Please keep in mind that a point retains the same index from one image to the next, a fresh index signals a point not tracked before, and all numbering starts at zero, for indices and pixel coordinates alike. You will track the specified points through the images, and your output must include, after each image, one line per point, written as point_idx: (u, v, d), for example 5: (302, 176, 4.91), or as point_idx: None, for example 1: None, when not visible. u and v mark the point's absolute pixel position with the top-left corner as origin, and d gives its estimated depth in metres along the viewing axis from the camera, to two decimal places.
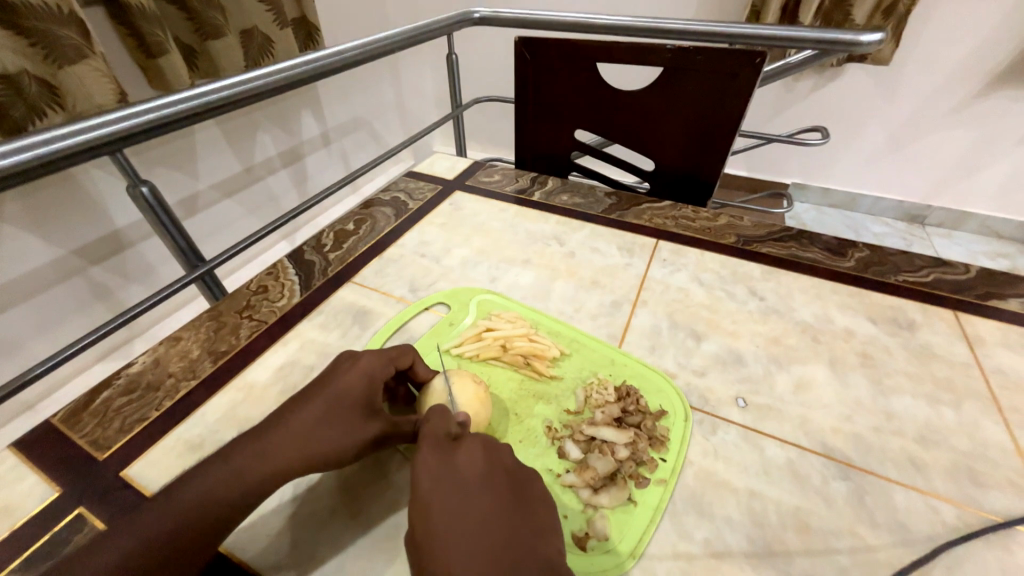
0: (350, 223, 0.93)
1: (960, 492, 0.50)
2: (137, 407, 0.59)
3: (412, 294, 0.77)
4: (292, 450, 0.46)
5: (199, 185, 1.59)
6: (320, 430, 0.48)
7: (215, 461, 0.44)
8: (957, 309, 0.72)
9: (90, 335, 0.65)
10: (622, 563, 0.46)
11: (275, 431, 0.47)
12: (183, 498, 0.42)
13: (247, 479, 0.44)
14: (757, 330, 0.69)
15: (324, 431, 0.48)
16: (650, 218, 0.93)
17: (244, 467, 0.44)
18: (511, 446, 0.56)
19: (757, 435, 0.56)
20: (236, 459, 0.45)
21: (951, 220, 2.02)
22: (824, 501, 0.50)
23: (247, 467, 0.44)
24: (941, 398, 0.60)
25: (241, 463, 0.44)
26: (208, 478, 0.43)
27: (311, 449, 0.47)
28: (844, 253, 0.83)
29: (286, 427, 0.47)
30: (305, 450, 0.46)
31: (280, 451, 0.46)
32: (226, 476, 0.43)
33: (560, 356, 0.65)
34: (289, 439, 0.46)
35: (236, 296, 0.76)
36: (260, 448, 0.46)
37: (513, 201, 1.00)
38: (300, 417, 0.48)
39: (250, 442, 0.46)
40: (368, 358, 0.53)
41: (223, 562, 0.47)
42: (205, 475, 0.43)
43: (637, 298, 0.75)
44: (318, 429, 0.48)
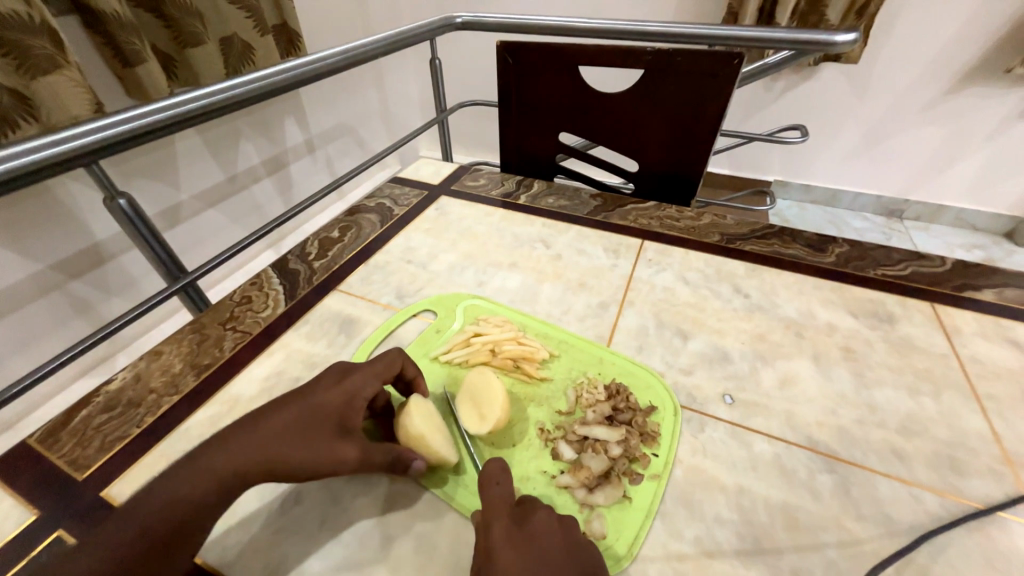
0: (334, 230, 0.93)
1: (941, 480, 0.51)
2: (118, 425, 0.58)
3: (399, 301, 0.77)
4: (267, 462, 0.45)
5: (180, 195, 1.56)
6: (296, 440, 0.47)
7: (188, 462, 0.44)
8: (933, 300, 0.75)
9: (67, 352, 0.63)
10: (620, 559, 0.46)
11: (247, 437, 0.46)
12: (156, 497, 0.41)
13: (219, 480, 0.43)
14: (743, 327, 0.70)
15: (297, 439, 0.47)
16: (635, 219, 0.94)
17: (215, 469, 0.43)
18: (505, 449, 0.55)
19: (744, 431, 0.56)
20: (212, 460, 0.44)
21: (928, 213, 2.07)
22: (811, 494, 0.50)
23: (219, 467, 0.43)
24: (921, 388, 0.61)
25: (214, 463, 0.43)
26: (173, 486, 0.42)
27: (283, 455, 0.45)
28: (824, 249, 0.85)
29: (259, 436, 0.46)
30: (277, 454, 0.45)
31: (253, 454, 0.45)
32: (200, 477, 0.43)
33: (549, 357, 0.65)
34: (260, 449, 0.45)
35: (220, 307, 0.74)
36: (234, 449, 0.45)
37: (500, 204, 1.00)
38: (273, 425, 0.47)
39: (225, 443, 0.45)
40: (353, 373, 0.53)
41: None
42: (178, 478, 0.42)
43: (624, 299, 0.76)
44: (293, 437, 0.47)
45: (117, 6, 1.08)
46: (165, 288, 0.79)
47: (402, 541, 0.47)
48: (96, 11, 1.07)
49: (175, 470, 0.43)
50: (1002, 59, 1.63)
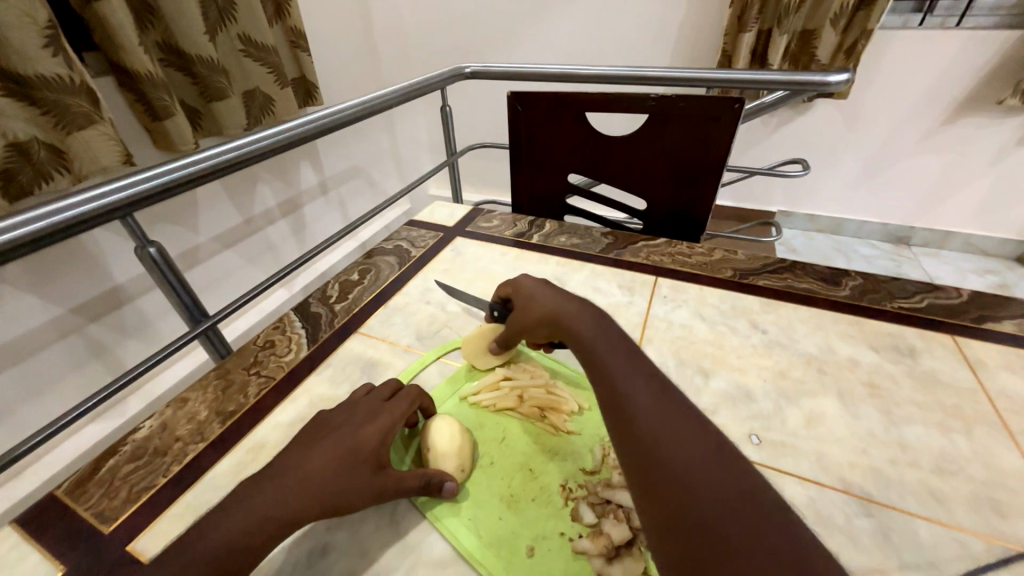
0: (354, 273, 0.96)
1: (986, 523, 0.50)
2: (144, 474, 0.58)
3: (419, 343, 0.78)
4: (309, 503, 0.45)
5: (199, 238, 1.62)
6: (330, 481, 0.46)
7: (228, 508, 0.44)
8: (953, 332, 0.75)
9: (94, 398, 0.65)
10: None
11: (287, 479, 0.46)
12: (200, 547, 0.41)
13: (266, 524, 0.43)
14: (762, 364, 0.70)
15: (336, 478, 0.47)
16: (647, 256, 0.96)
17: (260, 514, 0.43)
18: (522, 504, 0.53)
19: (774, 473, 0.55)
20: (253, 503, 0.44)
21: (935, 240, 2.08)
22: (850, 541, 0.49)
23: (262, 510, 0.43)
24: (952, 426, 0.60)
25: (257, 505, 0.44)
26: (218, 528, 0.42)
27: (324, 495, 0.46)
28: (838, 283, 0.86)
29: (293, 477, 0.46)
30: (319, 495, 0.45)
31: (295, 496, 0.45)
32: (244, 522, 0.43)
33: (578, 409, 0.64)
34: (294, 494, 0.45)
35: (244, 353, 0.76)
36: (275, 490, 0.45)
37: (513, 244, 1.03)
38: (311, 465, 0.47)
39: (265, 485, 0.45)
40: (382, 411, 0.54)
41: None
42: (222, 523, 0.42)
43: (641, 337, 0.76)
44: (330, 476, 0.47)
45: (150, 67, 1.16)
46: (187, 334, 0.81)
47: None
48: (132, 72, 1.15)
49: (211, 518, 0.43)
50: (992, 91, 1.69)
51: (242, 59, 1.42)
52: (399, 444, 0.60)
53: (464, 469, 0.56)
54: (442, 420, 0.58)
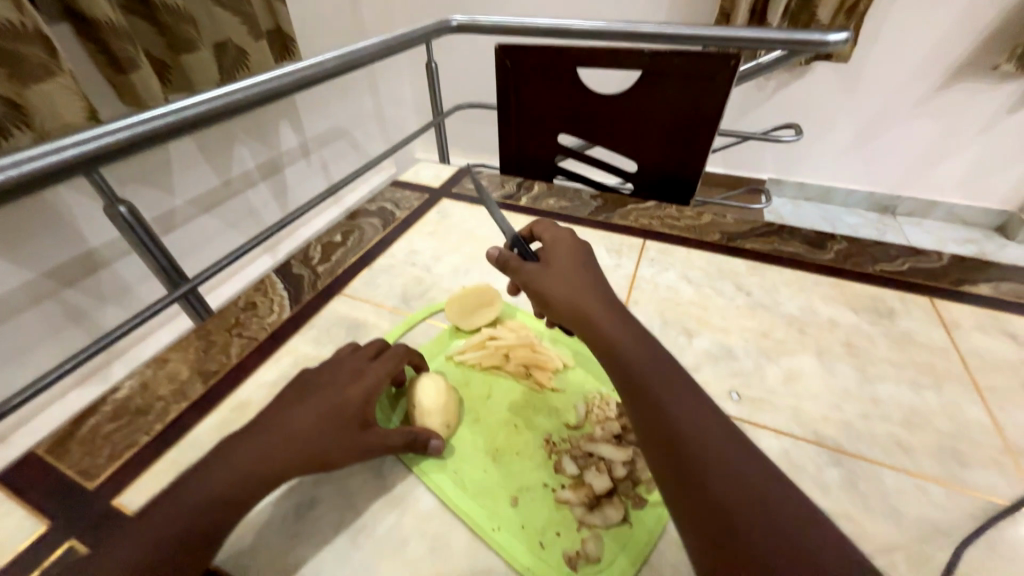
0: (337, 235, 0.93)
1: (948, 471, 0.52)
2: (126, 432, 0.58)
3: (404, 304, 0.77)
4: (291, 461, 0.45)
5: (175, 201, 1.56)
6: (315, 440, 0.46)
7: (210, 463, 0.44)
8: (931, 294, 0.76)
9: (73, 358, 0.64)
10: None
11: (268, 436, 0.45)
12: (182, 500, 0.41)
13: (248, 480, 0.43)
14: (745, 324, 0.71)
15: (319, 436, 0.47)
16: (636, 219, 0.95)
17: (242, 470, 0.43)
18: (507, 457, 0.54)
19: (752, 427, 0.57)
20: (233, 460, 0.44)
21: (920, 209, 2.10)
22: (820, 488, 0.51)
23: (244, 466, 0.43)
24: (923, 382, 0.62)
25: (239, 461, 0.44)
26: (200, 484, 0.42)
27: (306, 453, 0.46)
28: (823, 247, 0.86)
29: (276, 435, 0.46)
30: (301, 453, 0.45)
31: (276, 453, 0.45)
32: (225, 478, 0.43)
33: (563, 367, 0.64)
34: (278, 452, 0.45)
35: (226, 314, 0.75)
36: (257, 446, 0.45)
37: (500, 206, 1.01)
38: (292, 422, 0.47)
39: (246, 442, 0.45)
40: (368, 370, 0.53)
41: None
42: (204, 478, 0.42)
43: (628, 298, 0.76)
44: (312, 433, 0.46)
45: (110, 13, 1.07)
46: (166, 296, 0.80)
47: (416, 543, 0.47)
48: (88, 18, 1.06)
49: (193, 473, 0.43)
50: (988, 56, 1.66)
51: (211, 8, 1.32)
52: (385, 401, 0.59)
53: (450, 425, 0.56)
54: (428, 377, 0.57)
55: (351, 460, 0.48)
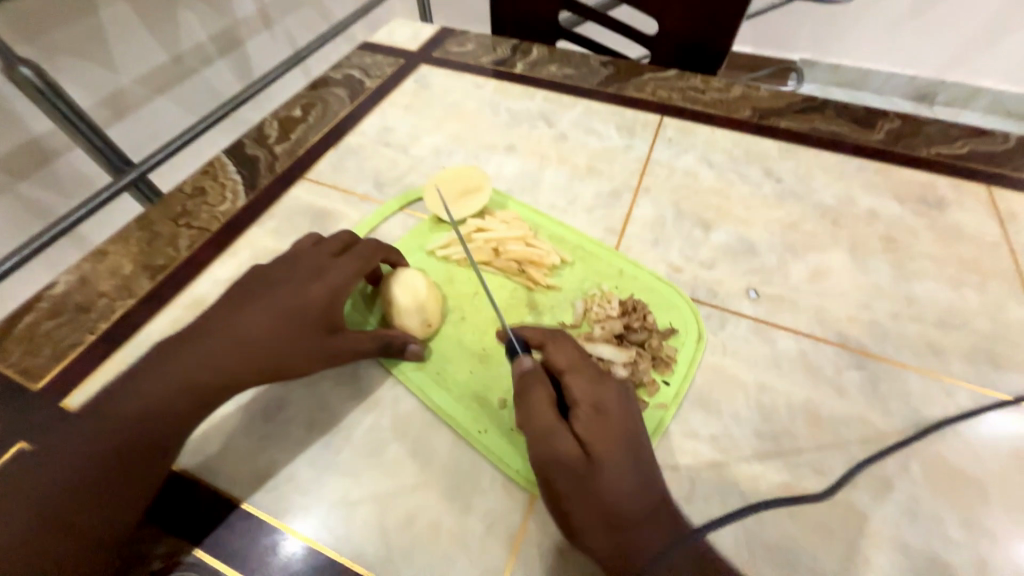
0: (296, 108, 0.77)
1: (977, 374, 0.48)
2: (69, 332, 0.51)
3: (378, 191, 0.66)
4: (246, 366, 0.40)
5: (122, 79, 1.23)
6: (268, 343, 0.40)
7: (156, 366, 0.39)
8: (991, 181, 0.65)
9: (18, 254, 0.60)
10: None
11: (219, 340, 0.40)
12: (127, 406, 0.37)
13: (198, 386, 0.38)
14: (772, 216, 0.62)
15: (276, 340, 0.40)
16: (653, 91, 0.79)
17: (191, 376, 0.38)
18: (496, 359, 0.49)
19: (768, 328, 0.51)
20: (181, 364, 0.39)
21: (963, 96, 1.60)
22: (836, 391, 0.47)
23: (192, 371, 0.38)
24: (965, 280, 0.55)
25: (187, 366, 0.39)
26: (143, 389, 0.37)
27: (263, 358, 0.40)
28: (872, 125, 0.72)
29: (223, 339, 0.40)
30: (257, 358, 0.40)
31: (228, 358, 0.39)
32: (172, 384, 0.38)
33: (560, 263, 0.56)
34: (226, 356, 0.39)
35: (169, 200, 0.63)
36: (207, 350, 0.39)
37: (492, 74, 0.83)
38: (245, 325, 0.40)
39: (194, 345, 0.40)
40: (330, 265, 0.45)
41: (180, 481, 0.41)
42: (148, 383, 0.38)
43: (639, 185, 0.66)
44: (268, 336, 0.40)
45: None
46: (111, 183, 0.70)
47: (397, 446, 0.44)
48: None
49: (139, 377, 0.38)
50: None
51: None
52: (359, 302, 0.52)
53: (432, 324, 0.49)
54: (406, 273, 0.50)
55: (315, 367, 0.42)
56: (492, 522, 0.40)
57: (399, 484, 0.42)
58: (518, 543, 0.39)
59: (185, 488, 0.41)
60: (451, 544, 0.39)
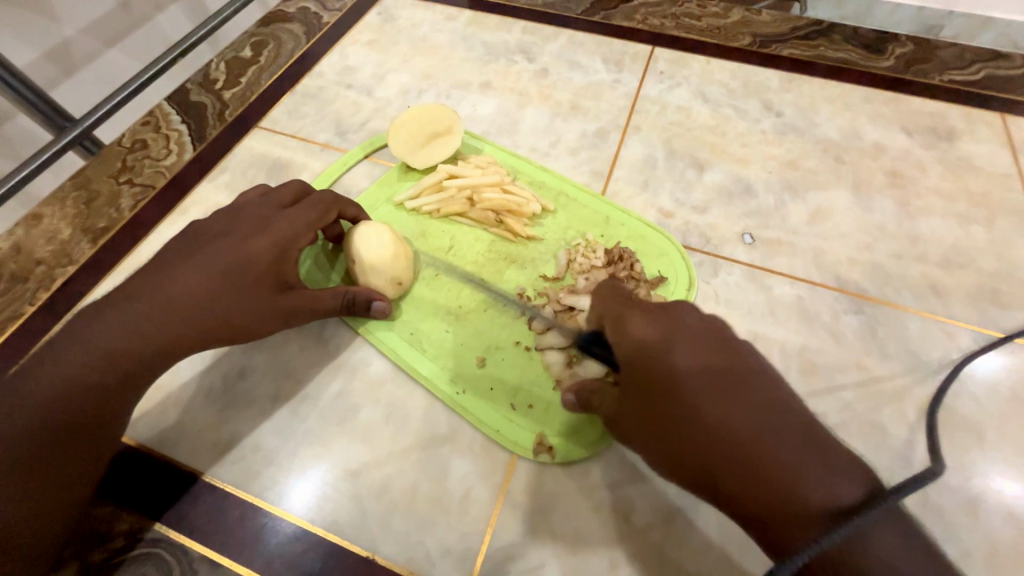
0: (246, 47, 0.69)
1: (980, 315, 0.45)
2: (6, 303, 0.47)
3: (340, 139, 0.60)
4: (188, 330, 0.36)
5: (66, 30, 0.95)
6: (209, 307, 0.36)
7: (77, 334, 0.34)
8: (1006, 111, 0.60)
9: None
10: (592, 444, 0.39)
11: (151, 303, 0.36)
12: (43, 379, 0.33)
13: (133, 353, 0.35)
14: (771, 154, 0.57)
15: (221, 302, 0.37)
16: (644, 18, 0.71)
17: (121, 344, 0.34)
18: (473, 315, 0.46)
19: (763, 274, 0.48)
20: (108, 330, 0.34)
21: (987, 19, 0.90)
22: (832, 337, 0.44)
23: (123, 338, 0.34)
24: (974, 217, 0.51)
25: (116, 332, 0.34)
26: (64, 359, 0.33)
27: (207, 322, 0.36)
28: (881, 50, 0.66)
29: (157, 301, 0.36)
30: (200, 322, 0.36)
31: (164, 322, 0.35)
32: (100, 352, 0.34)
33: (541, 212, 0.51)
34: (159, 323, 0.35)
35: (107, 155, 0.57)
36: (138, 313, 0.35)
37: (464, 4, 0.74)
38: (181, 286, 0.36)
39: (123, 309, 0.35)
40: (275, 219, 0.40)
41: (136, 454, 0.39)
42: (70, 353, 0.33)
43: (627, 125, 0.60)
44: (210, 298, 0.36)
45: None
46: (51, 142, 0.62)
47: (370, 411, 0.41)
48: None
49: (58, 346, 0.34)
50: None
51: None
52: (320, 259, 0.48)
53: (402, 282, 0.45)
54: (368, 226, 0.44)
55: (269, 328, 0.39)
56: (471, 483, 0.38)
57: (373, 449, 0.40)
58: (499, 503, 0.38)
59: (140, 461, 0.39)
60: (429, 507, 0.38)
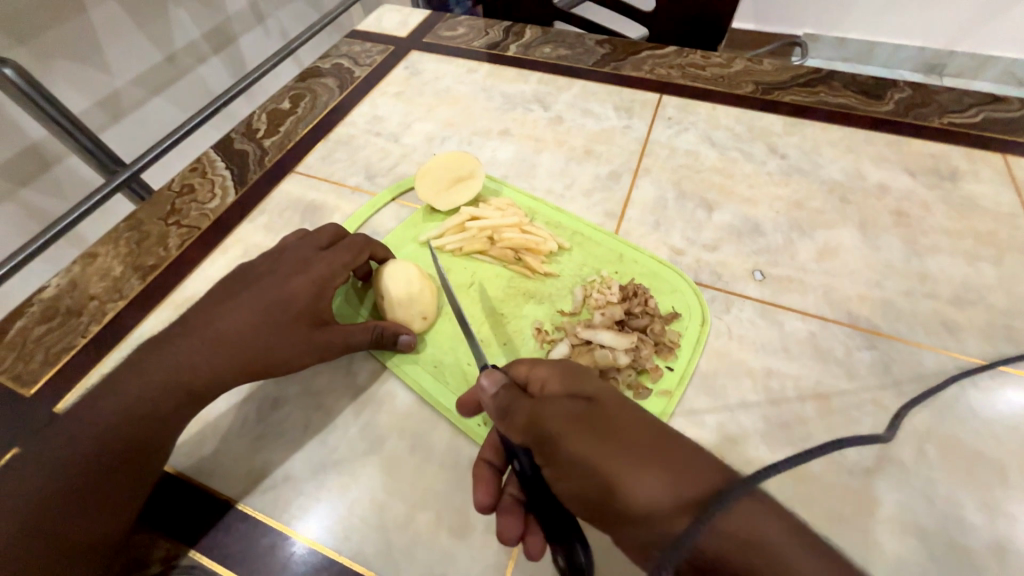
0: (285, 100, 0.75)
1: (994, 351, 0.46)
2: (61, 335, 0.51)
3: (370, 183, 0.64)
4: (232, 367, 0.39)
5: (116, 81, 1.03)
6: (251, 344, 0.39)
7: (136, 367, 0.38)
8: (1007, 152, 0.62)
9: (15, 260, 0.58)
10: None
11: (201, 339, 0.39)
12: (105, 409, 0.36)
13: (185, 386, 0.37)
14: (778, 194, 0.59)
15: (263, 338, 0.40)
16: (652, 68, 0.76)
17: (174, 377, 0.37)
18: (493, 349, 0.48)
19: (775, 310, 0.49)
20: (164, 365, 0.38)
21: None
22: (847, 373, 0.45)
23: (177, 371, 0.37)
24: (982, 254, 0.53)
25: (170, 366, 0.38)
26: (124, 391, 0.36)
27: (250, 357, 0.39)
28: (881, 96, 0.69)
29: (206, 338, 0.39)
30: (243, 358, 0.39)
31: (212, 357, 0.38)
32: (155, 385, 0.37)
33: (558, 250, 0.54)
34: (207, 358, 0.38)
35: (157, 199, 0.62)
36: (191, 350, 0.38)
37: (485, 59, 0.81)
38: (228, 324, 0.39)
39: (176, 346, 0.38)
40: (314, 261, 0.44)
41: (176, 483, 0.41)
42: (130, 384, 0.37)
43: (638, 167, 0.63)
44: (253, 335, 0.39)
45: None
46: (104, 184, 0.67)
47: (395, 442, 0.43)
48: None
49: (118, 379, 0.37)
50: None
51: None
52: (351, 296, 0.51)
53: (428, 317, 0.48)
54: (396, 265, 0.47)
55: (303, 363, 0.41)
56: (492, 519, 0.39)
57: (396, 479, 0.41)
58: None
59: (179, 490, 0.41)
60: (451, 540, 0.38)
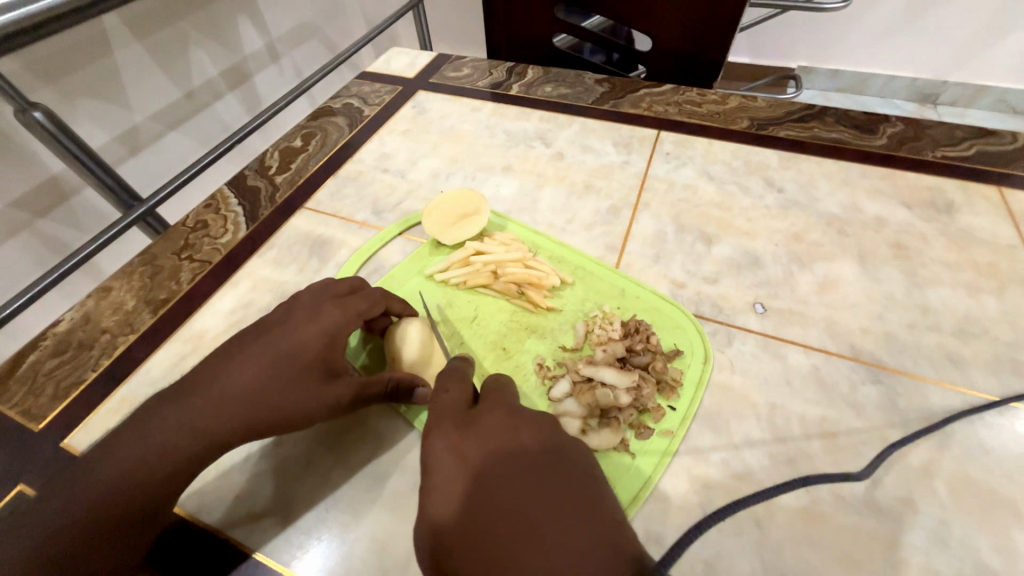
0: (296, 138, 0.78)
1: (1001, 385, 0.45)
2: (71, 369, 0.51)
3: (376, 218, 0.66)
4: (241, 416, 0.39)
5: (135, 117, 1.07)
6: (261, 394, 0.40)
7: (155, 412, 0.39)
8: (1002, 184, 0.63)
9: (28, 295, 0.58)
10: None
11: (216, 387, 0.40)
12: (121, 454, 0.37)
13: (196, 433, 0.38)
14: (776, 227, 0.60)
15: (273, 388, 0.40)
16: (649, 105, 0.79)
17: (187, 424, 0.38)
18: None
19: (776, 343, 0.49)
20: (180, 412, 0.39)
21: None
22: (853, 408, 0.45)
23: (190, 418, 0.38)
24: (982, 286, 0.53)
25: (185, 412, 0.39)
26: (140, 438, 0.37)
27: (258, 407, 0.39)
28: (874, 130, 0.71)
29: (222, 386, 0.40)
30: (253, 408, 0.39)
31: (225, 406, 0.39)
32: (170, 432, 0.38)
33: (560, 284, 0.55)
34: (219, 407, 0.39)
35: (171, 235, 0.64)
36: (206, 395, 0.39)
37: (488, 97, 0.84)
38: (242, 372, 0.40)
39: (193, 394, 0.40)
40: (330, 307, 0.45)
41: (181, 527, 0.41)
42: (147, 430, 0.38)
43: (637, 202, 0.65)
44: (264, 385, 0.40)
45: None
46: (120, 219, 0.69)
47: (397, 480, 0.43)
48: None
49: (137, 424, 0.38)
50: None
51: None
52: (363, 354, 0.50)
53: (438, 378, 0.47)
54: (412, 325, 0.47)
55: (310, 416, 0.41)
56: None
57: (397, 518, 0.41)
58: None
59: (183, 533, 0.40)
60: None
